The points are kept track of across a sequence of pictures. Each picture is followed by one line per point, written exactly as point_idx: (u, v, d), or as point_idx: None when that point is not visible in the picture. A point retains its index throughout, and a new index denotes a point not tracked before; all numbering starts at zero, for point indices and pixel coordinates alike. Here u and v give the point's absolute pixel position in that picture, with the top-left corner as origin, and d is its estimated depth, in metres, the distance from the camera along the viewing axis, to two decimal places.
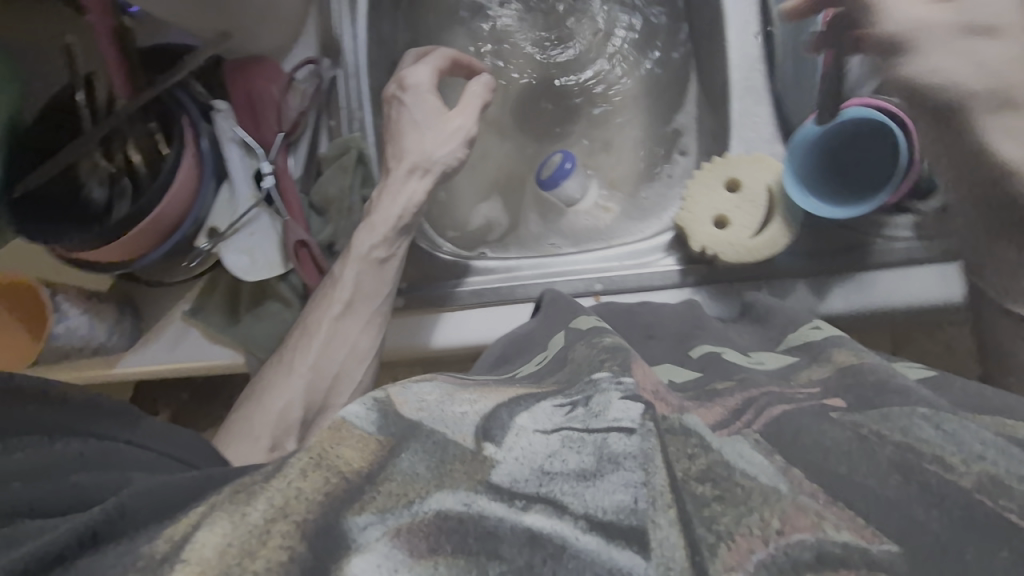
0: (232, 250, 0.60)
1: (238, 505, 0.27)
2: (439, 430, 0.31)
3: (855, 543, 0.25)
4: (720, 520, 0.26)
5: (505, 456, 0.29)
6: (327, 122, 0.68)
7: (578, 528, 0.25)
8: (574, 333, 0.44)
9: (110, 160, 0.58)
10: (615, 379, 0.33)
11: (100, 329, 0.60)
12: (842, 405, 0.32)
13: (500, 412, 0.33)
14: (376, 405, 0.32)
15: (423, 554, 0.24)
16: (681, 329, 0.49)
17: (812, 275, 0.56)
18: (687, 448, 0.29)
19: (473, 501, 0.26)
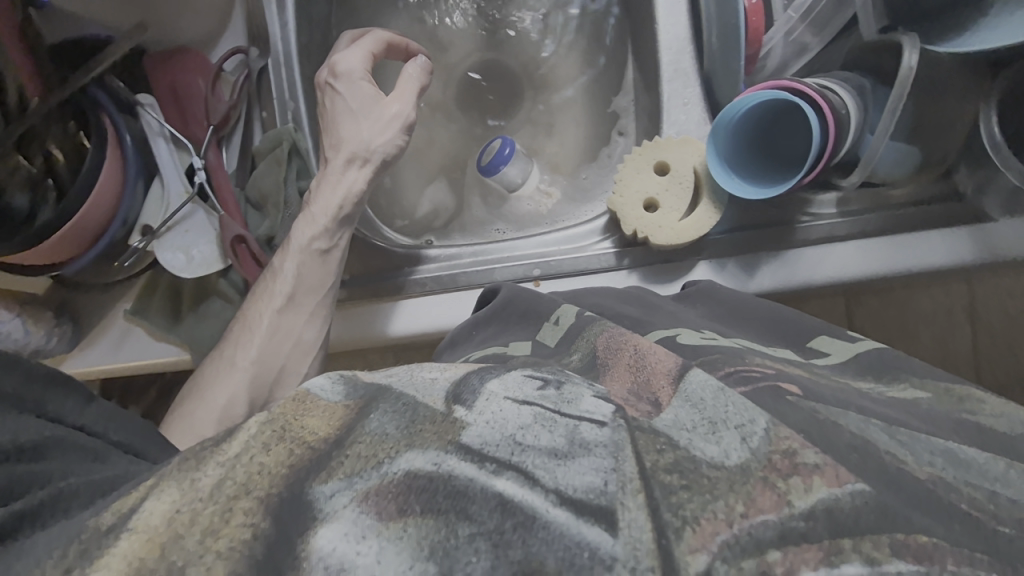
0: (167, 249, 0.62)
1: (188, 471, 0.27)
2: (408, 393, 0.31)
3: (822, 500, 0.26)
4: (687, 506, 0.26)
5: (476, 418, 0.29)
6: (259, 113, 0.68)
7: (548, 501, 0.26)
8: (540, 346, 0.45)
9: (31, 163, 0.59)
10: (588, 383, 0.35)
11: (36, 334, 0.60)
12: (798, 391, 0.33)
13: (471, 378, 0.33)
14: (342, 378, 0.31)
15: (392, 516, 0.25)
16: (630, 312, 0.48)
17: (735, 253, 0.58)
18: (656, 443, 0.29)
19: (443, 461, 0.27)
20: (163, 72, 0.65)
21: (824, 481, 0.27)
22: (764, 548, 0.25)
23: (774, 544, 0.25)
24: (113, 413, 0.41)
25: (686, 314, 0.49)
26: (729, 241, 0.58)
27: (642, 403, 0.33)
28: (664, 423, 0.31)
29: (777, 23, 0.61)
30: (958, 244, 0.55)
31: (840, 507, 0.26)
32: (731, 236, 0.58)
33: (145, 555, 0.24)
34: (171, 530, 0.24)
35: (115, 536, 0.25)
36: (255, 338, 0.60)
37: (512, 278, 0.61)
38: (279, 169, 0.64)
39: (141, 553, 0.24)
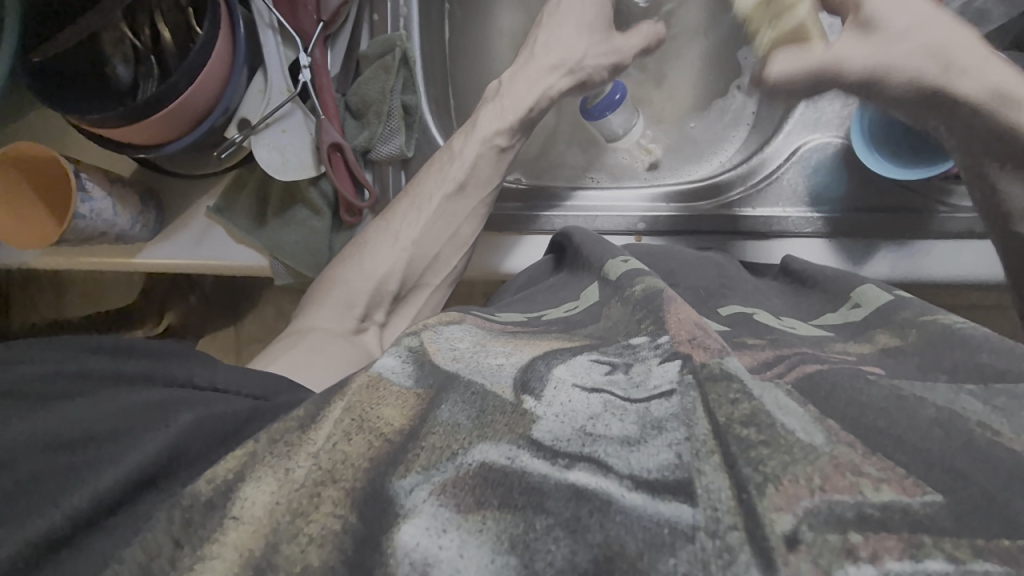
0: (265, 145, 0.61)
1: (280, 458, 0.28)
2: (478, 381, 0.32)
3: (897, 501, 0.24)
4: (767, 462, 0.26)
5: (545, 412, 0.30)
6: (369, 15, 0.67)
7: (624, 487, 0.26)
8: (606, 284, 0.44)
9: (138, 35, 0.58)
10: (653, 344, 0.34)
11: (121, 216, 0.60)
12: (880, 371, 0.32)
13: (537, 364, 0.34)
14: (410, 357, 0.34)
15: (471, 509, 0.25)
16: (707, 285, 0.47)
17: (857, 235, 0.58)
18: (730, 392, 0.29)
19: (517, 456, 0.27)
20: None
21: (893, 489, 0.25)
22: (843, 526, 0.23)
23: (854, 525, 0.23)
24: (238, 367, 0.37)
25: (759, 290, 0.48)
26: (849, 222, 0.58)
27: (709, 346, 0.32)
28: (736, 366, 0.31)
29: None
30: None
31: (916, 514, 0.24)
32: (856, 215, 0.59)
33: (252, 546, 0.24)
34: (273, 519, 0.25)
35: (220, 525, 0.25)
36: (418, 225, 0.59)
37: (618, 228, 0.61)
38: (387, 77, 0.63)
39: (249, 543, 0.24)
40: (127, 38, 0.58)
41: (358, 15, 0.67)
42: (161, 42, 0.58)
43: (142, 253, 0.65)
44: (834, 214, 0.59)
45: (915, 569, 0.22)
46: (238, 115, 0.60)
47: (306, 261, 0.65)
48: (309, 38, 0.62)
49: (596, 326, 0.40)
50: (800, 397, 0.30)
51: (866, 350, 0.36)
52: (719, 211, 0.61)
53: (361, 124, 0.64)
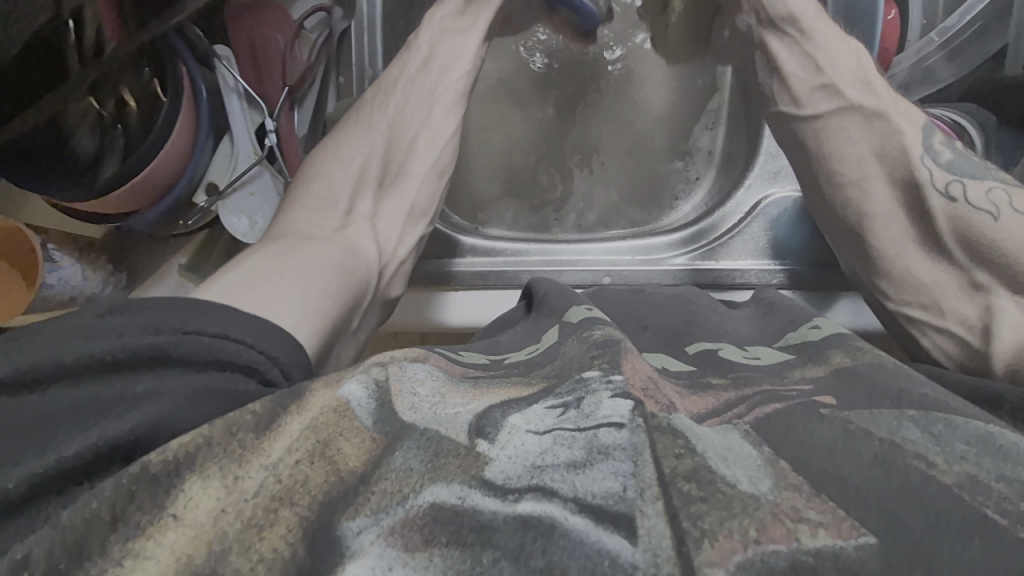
0: (232, 211, 0.70)
1: (233, 461, 0.28)
2: (432, 428, 0.32)
3: (830, 546, 0.26)
4: (705, 518, 0.27)
5: (498, 454, 0.31)
6: (335, 78, 0.77)
7: (568, 509, 0.28)
8: (567, 326, 0.45)
9: (102, 106, 0.68)
10: (604, 379, 0.36)
11: (92, 282, 0.71)
12: (831, 403, 0.37)
13: (493, 412, 0.34)
14: (375, 391, 0.33)
15: (419, 546, 0.25)
16: (674, 324, 0.51)
17: (819, 289, 0.64)
18: (675, 448, 0.31)
19: (467, 495, 0.28)
20: (245, 21, 0.72)
21: (828, 534, 0.27)
22: (776, 575, 0.25)
23: (785, 574, 0.25)
24: (265, 327, 0.39)
25: (725, 319, 0.53)
26: (812, 277, 0.65)
27: (658, 401, 0.35)
28: (681, 425, 0.33)
29: (910, 49, 0.70)
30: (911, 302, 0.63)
31: (847, 556, 0.26)
32: (812, 269, 0.65)
33: (191, 554, 0.24)
34: (217, 528, 0.25)
35: (158, 520, 0.26)
36: (367, 141, 0.66)
37: (581, 282, 0.69)
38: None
39: (188, 550, 0.25)
40: (93, 109, 0.67)
41: (325, 80, 0.76)
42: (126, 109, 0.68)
43: None
44: (796, 268, 0.66)
45: None
46: (207, 180, 0.70)
47: None
48: (275, 105, 0.72)
49: (553, 365, 0.41)
50: (756, 439, 0.34)
51: (822, 372, 0.41)
52: (693, 264, 0.68)
53: None
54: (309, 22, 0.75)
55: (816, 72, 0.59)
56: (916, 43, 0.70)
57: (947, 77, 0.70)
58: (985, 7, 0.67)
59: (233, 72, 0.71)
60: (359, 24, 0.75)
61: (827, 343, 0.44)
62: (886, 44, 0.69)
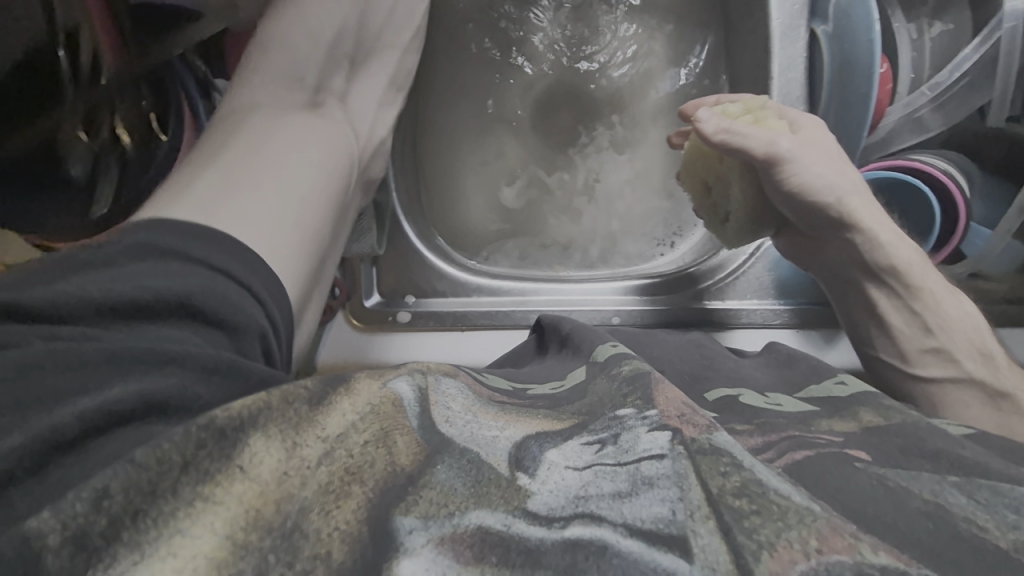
0: None
1: (293, 423, 0.28)
2: (473, 450, 0.31)
3: (893, 564, 0.26)
4: (760, 531, 0.26)
5: (539, 488, 0.30)
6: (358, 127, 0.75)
7: (619, 533, 0.27)
8: (595, 364, 0.45)
9: (93, 135, 0.67)
10: (640, 415, 0.35)
11: None
12: (865, 458, 0.36)
13: (530, 443, 0.33)
14: (419, 395, 0.33)
15: (471, 561, 0.24)
16: (691, 369, 0.51)
17: (820, 326, 0.72)
18: (719, 466, 0.30)
19: (512, 523, 0.27)
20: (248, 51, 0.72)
21: (889, 556, 0.26)
22: None
23: None
24: (266, 273, 0.42)
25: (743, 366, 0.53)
26: (816, 315, 0.73)
27: (696, 425, 0.34)
28: (725, 442, 0.33)
29: (902, 100, 0.73)
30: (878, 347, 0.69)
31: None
32: (799, 308, 0.73)
33: (259, 508, 0.24)
34: (283, 490, 0.25)
35: (226, 469, 0.25)
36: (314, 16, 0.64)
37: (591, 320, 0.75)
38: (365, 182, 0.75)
39: (257, 504, 0.24)
40: (84, 139, 0.67)
41: None
42: (119, 141, 0.68)
43: None
44: (797, 306, 0.73)
45: None
46: None
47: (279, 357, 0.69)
48: None
49: (582, 401, 0.40)
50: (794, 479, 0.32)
51: (852, 429, 0.40)
52: (697, 305, 0.75)
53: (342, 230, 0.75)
54: None
55: (924, 333, 0.60)
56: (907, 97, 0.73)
57: (937, 126, 0.72)
58: (972, 65, 0.68)
59: None
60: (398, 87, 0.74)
61: (850, 402, 0.44)
62: (879, 96, 0.73)
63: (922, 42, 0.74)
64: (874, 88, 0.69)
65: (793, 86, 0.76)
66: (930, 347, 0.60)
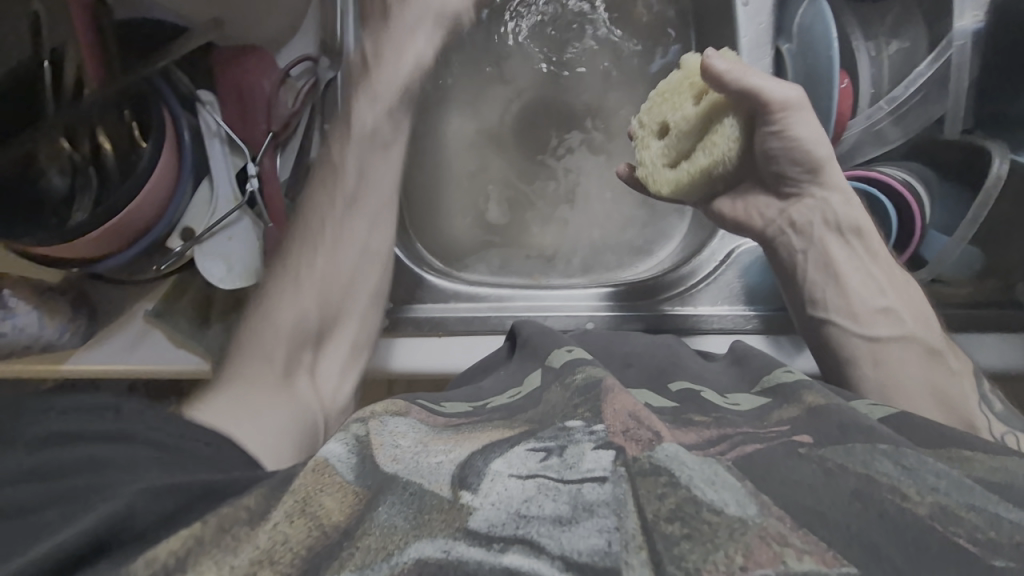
0: (209, 257, 0.65)
1: (225, 552, 0.28)
2: (415, 481, 0.32)
3: (815, 569, 0.27)
4: (688, 557, 0.27)
5: (481, 502, 0.31)
6: (321, 126, 0.70)
7: (555, 567, 0.27)
8: (549, 370, 0.46)
9: (77, 150, 0.64)
10: (587, 430, 0.36)
11: (49, 328, 0.63)
12: (809, 442, 0.37)
13: (475, 460, 0.34)
14: (355, 445, 0.34)
15: None
16: (657, 364, 0.52)
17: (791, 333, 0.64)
18: (658, 487, 0.31)
19: (452, 547, 0.28)
20: (231, 73, 0.68)
21: (813, 560, 0.28)
22: None
23: None
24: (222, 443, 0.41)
25: (706, 369, 0.53)
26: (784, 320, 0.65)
27: (640, 439, 0.35)
28: (667, 455, 0.33)
29: (862, 114, 0.68)
30: None
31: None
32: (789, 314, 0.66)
33: None
34: None
35: None
36: (377, 162, 0.65)
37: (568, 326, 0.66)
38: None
39: None
40: (65, 152, 0.63)
41: (311, 123, 0.70)
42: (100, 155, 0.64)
43: (70, 360, 0.64)
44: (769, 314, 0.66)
45: None
46: (184, 225, 0.66)
47: None
48: (258, 148, 0.68)
49: (537, 409, 0.41)
50: (740, 473, 0.34)
51: (797, 413, 0.41)
52: (671, 310, 0.66)
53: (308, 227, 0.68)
54: (295, 71, 0.70)
55: (878, 293, 0.58)
56: (867, 110, 0.69)
57: (896, 139, 0.68)
58: (927, 78, 0.65)
59: (216, 117, 0.67)
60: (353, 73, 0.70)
61: (799, 386, 0.44)
62: (841, 110, 0.69)
63: (879, 59, 0.70)
64: (834, 105, 0.66)
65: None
66: (881, 308, 0.57)
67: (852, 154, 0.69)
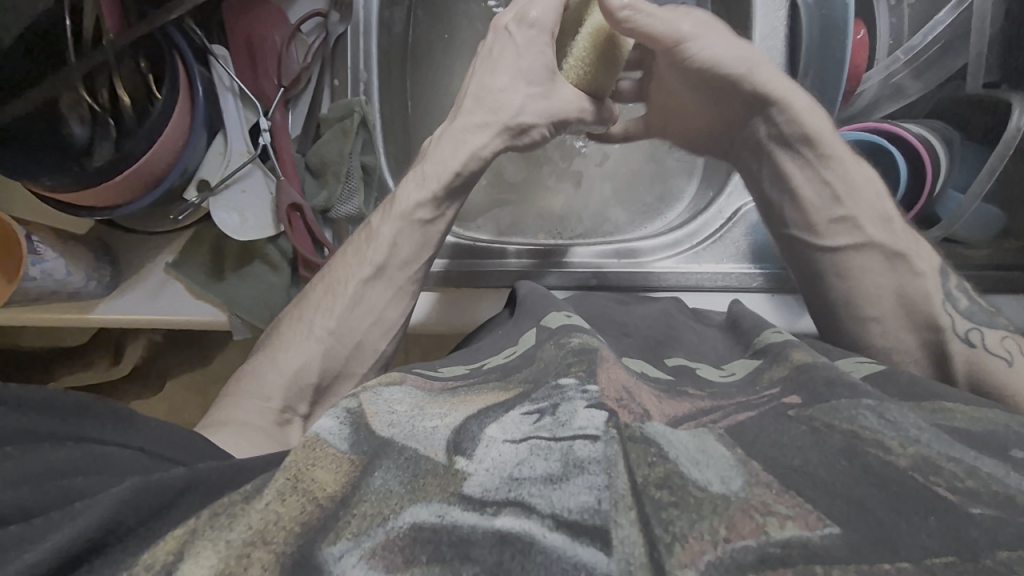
0: (223, 207, 0.63)
1: (220, 529, 0.28)
2: (411, 445, 0.32)
3: (797, 536, 0.27)
4: (676, 523, 0.28)
5: (476, 467, 0.31)
6: (329, 79, 0.70)
7: (545, 525, 0.28)
8: (544, 330, 0.46)
9: (94, 98, 0.59)
10: (580, 387, 0.37)
11: (76, 274, 0.62)
12: (798, 402, 0.37)
13: (470, 424, 0.35)
14: (348, 418, 0.35)
15: (401, 566, 0.26)
16: (655, 335, 0.51)
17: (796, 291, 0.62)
18: (647, 457, 0.32)
19: (447, 512, 0.28)
20: (241, 22, 0.65)
21: (797, 525, 0.28)
22: (745, 569, 0.26)
23: (755, 568, 0.26)
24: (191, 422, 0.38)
25: (703, 338, 0.52)
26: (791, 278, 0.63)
27: (632, 410, 0.36)
28: (654, 432, 0.34)
29: (880, 64, 0.68)
30: None
31: (812, 545, 0.27)
32: None
33: None
34: None
35: None
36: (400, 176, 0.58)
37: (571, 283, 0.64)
38: (344, 140, 0.65)
39: None
40: (84, 102, 0.59)
41: (320, 79, 0.70)
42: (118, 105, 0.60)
43: (97, 309, 0.64)
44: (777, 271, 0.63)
45: None
46: (196, 177, 0.62)
47: (264, 315, 0.65)
48: (269, 102, 0.66)
49: (530, 369, 0.42)
50: (731, 441, 0.34)
51: (786, 372, 0.41)
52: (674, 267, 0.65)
53: (320, 182, 0.67)
54: (306, 26, 0.68)
55: (832, 202, 0.55)
56: (884, 60, 0.69)
57: (915, 93, 0.69)
58: (949, 26, 0.65)
59: (228, 69, 0.63)
60: (354, 28, 0.69)
61: (785, 344, 0.45)
62: (855, 62, 0.69)
63: (900, 7, 0.68)
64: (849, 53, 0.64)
65: (774, 55, 0.68)
66: (838, 216, 0.54)
67: (869, 109, 0.71)
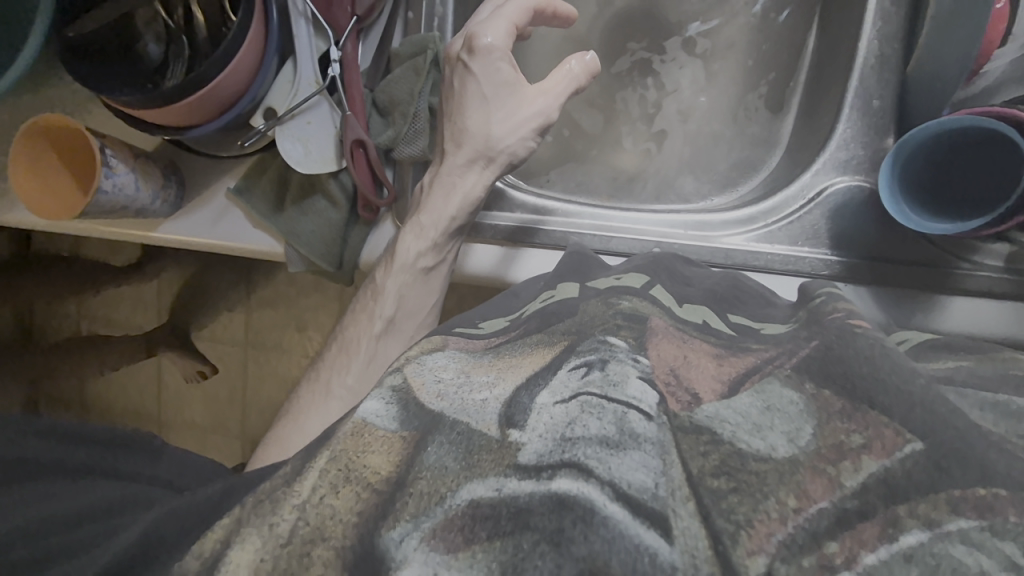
0: (288, 137, 0.58)
1: (265, 515, 0.30)
2: (461, 421, 0.32)
3: (873, 471, 0.26)
4: (738, 510, 0.26)
5: (530, 437, 0.30)
6: (404, 13, 0.63)
7: (607, 496, 0.26)
8: (589, 288, 0.44)
9: (170, 15, 0.55)
10: (631, 354, 0.35)
11: (145, 191, 0.58)
12: (865, 325, 0.36)
13: (521, 395, 0.33)
14: (394, 398, 0.34)
15: (460, 546, 0.26)
16: (720, 289, 0.47)
17: (873, 283, 0.56)
18: (701, 443, 0.30)
19: (504, 485, 0.28)
20: None
21: (872, 457, 0.27)
22: (821, 538, 0.25)
23: (830, 534, 0.25)
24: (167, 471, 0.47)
25: (763, 294, 0.48)
26: (871, 269, 0.56)
27: (680, 396, 0.33)
28: (707, 415, 0.31)
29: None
30: (990, 317, 0.55)
31: (893, 475, 0.26)
32: (877, 265, 0.56)
33: None
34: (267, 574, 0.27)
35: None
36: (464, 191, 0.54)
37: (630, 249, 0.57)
38: (416, 80, 0.58)
39: None
40: (160, 19, 0.56)
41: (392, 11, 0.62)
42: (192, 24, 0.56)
43: (160, 227, 0.62)
44: (855, 260, 0.56)
45: (891, 553, 0.23)
46: (264, 104, 0.58)
47: (321, 250, 0.61)
48: (342, 32, 0.58)
49: (572, 319, 0.40)
50: (799, 381, 0.33)
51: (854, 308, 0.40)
52: (742, 247, 0.57)
53: (387, 121, 0.60)
54: None
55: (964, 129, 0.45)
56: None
57: None
58: None
59: None
60: None
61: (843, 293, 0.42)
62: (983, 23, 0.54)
63: None
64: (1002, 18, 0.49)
65: None
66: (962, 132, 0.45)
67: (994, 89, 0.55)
